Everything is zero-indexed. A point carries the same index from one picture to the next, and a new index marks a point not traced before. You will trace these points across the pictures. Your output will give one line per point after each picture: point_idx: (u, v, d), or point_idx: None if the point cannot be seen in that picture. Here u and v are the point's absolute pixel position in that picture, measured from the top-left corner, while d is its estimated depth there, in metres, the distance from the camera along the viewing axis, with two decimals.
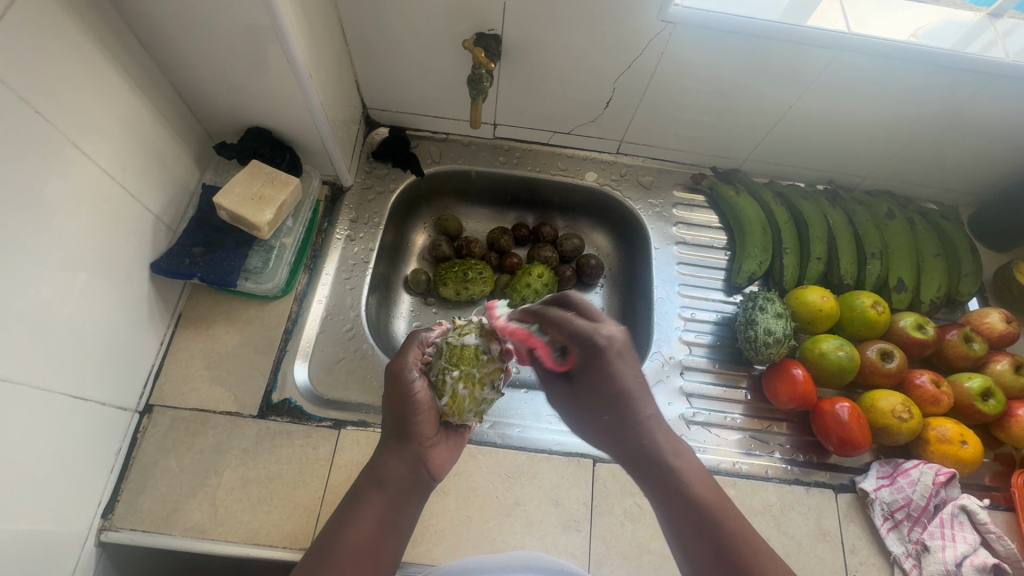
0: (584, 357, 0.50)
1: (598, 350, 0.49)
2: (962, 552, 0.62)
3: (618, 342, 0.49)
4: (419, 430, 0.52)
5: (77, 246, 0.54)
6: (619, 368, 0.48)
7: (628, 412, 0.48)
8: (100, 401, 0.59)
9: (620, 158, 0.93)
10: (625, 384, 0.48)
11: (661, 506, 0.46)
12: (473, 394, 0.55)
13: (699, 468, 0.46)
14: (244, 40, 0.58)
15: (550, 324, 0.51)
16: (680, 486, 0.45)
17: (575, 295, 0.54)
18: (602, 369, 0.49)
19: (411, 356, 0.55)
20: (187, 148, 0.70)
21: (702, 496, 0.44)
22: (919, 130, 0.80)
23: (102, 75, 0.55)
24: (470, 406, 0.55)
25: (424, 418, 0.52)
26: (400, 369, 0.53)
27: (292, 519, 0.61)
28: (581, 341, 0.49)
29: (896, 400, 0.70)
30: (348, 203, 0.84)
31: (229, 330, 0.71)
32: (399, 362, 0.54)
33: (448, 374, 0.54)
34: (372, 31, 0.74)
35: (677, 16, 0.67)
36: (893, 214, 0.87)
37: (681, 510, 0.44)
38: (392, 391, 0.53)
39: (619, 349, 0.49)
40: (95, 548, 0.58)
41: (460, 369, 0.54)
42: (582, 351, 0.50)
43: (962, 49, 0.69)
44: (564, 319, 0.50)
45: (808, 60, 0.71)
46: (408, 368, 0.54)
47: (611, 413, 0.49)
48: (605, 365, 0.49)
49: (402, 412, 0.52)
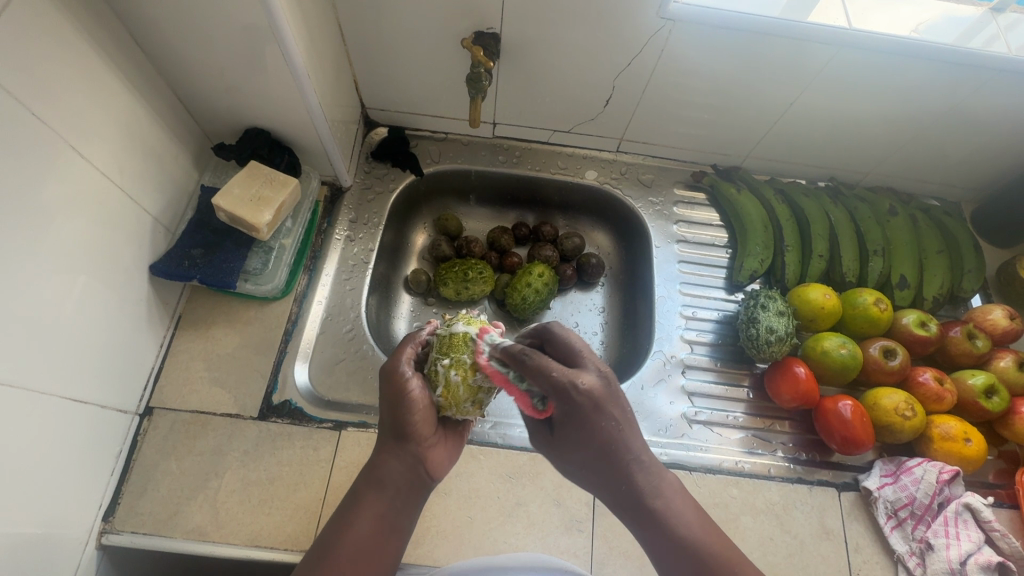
0: (562, 410, 0.46)
1: (576, 404, 0.45)
2: (967, 551, 0.62)
3: (596, 392, 0.46)
4: (417, 431, 0.52)
5: (76, 248, 0.53)
6: (603, 420, 0.45)
7: (616, 462, 0.45)
8: (99, 404, 0.59)
9: (620, 156, 0.93)
10: (610, 436, 0.45)
11: (651, 548, 0.45)
12: (468, 382, 0.53)
13: (690, 505, 0.46)
14: (242, 40, 0.58)
15: (528, 373, 0.47)
16: (670, 528, 0.44)
17: (560, 331, 0.51)
18: (583, 422, 0.46)
19: (405, 356, 0.55)
20: (185, 149, 0.70)
21: (694, 536, 0.44)
22: (921, 126, 0.80)
23: (99, 77, 0.54)
24: (466, 395, 0.53)
25: (420, 418, 0.52)
26: (394, 369, 0.53)
27: (293, 521, 0.61)
28: (559, 394, 0.45)
29: (899, 398, 0.69)
30: (347, 204, 0.84)
31: (229, 332, 0.71)
32: (394, 363, 0.54)
33: (440, 362, 0.52)
34: (370, 31, 0.73)
35: (676, 13, 0.66)
36: (895, 211, 0.87)
37: (671, 553, 0.44)
38: (387, 392, 0.53)
39: (599, 401, 0.45)
40: (96, 551, 0.58)
41: (451, 356, 0.53)
42: (560, 402, 0.46)
43: (964, 44, 0.68)
44: (543, 367, 0.46)
45: (809, 56, 0.70)
46: (402, 368, 0.53)
47: (595, 465, 0.46)
48: (585, 418, 0.45)
49: (398, 414, 0.52)
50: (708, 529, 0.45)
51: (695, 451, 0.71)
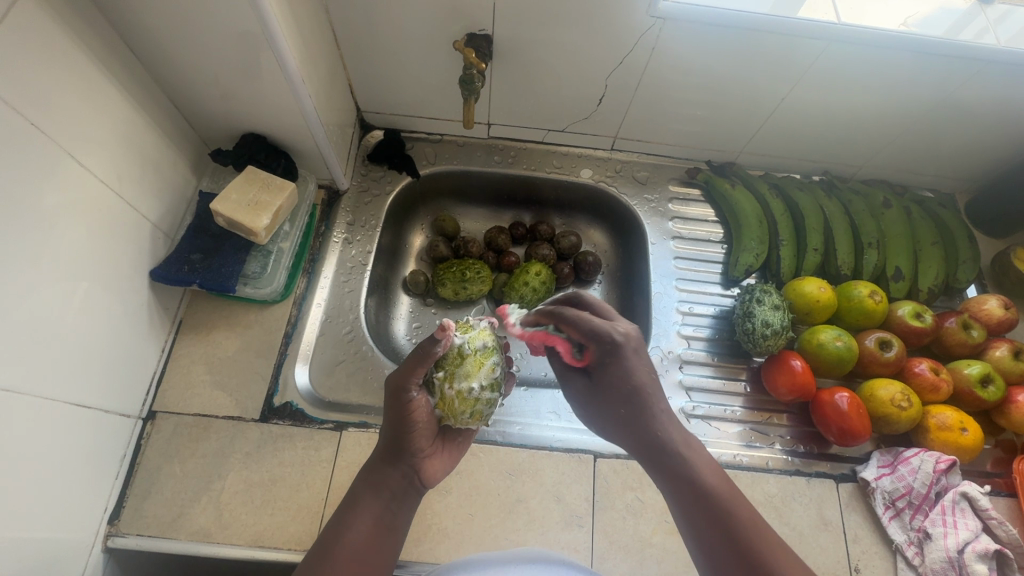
0: (602, 354, 0.51)
1: (614, 345, 0.50)
2: (964, 539, 0.62)
3: (631, 338, 0.51)
4: (414, 444, 0.52)
5: (76, 256, 0.54)
6: (634, 363, 0.50)
7: (643, 412, 0.49)
8: (102, 408, 0.59)
9: (614, 154, 0.94)
10: (641, 379, 0.50)
11: (675, 499, 0.47)
12: (464, 396, 0.54)
13: (709, 460, 0.48)
14: (235, 47, 0.58)
15: (567, 324, 0.52)
16: (691, 478, 0.46)
17: (586, 296, 0.56)
18: (618, 365, 0.50)
19: (414, 374, 0.51)
20: (182, 155, 0.71)
21: (712, 485, 0.46)
22: (913, 118, 0.80)
23: (96, 86, 0.55)
24: (461, 408, 0.54)
25: (420, 435, 0.52)
26: (400, 387, 0.51)
27: (296, 521, 0.61)
28: (599, 336, 0.50)
29: (896, 389, 0.70)
30: (344, 207, 0.84)
31: (230, 335, 0.71)
32: (399, 379, 0.51)
33: (435, 373, 0.54)
34: (363, 34, 0.74)
35: (666, 11, 0.67)
36: (889, 203, 0.87)
37: (690, 501, 0.46)
38: (389, 407, 0.52)
39: (635, 346, 0.51)
40: (102, 555, 0.59)
41: (446, 368, 0.55)
42: (599, 347, 0.51)
43: (953, 36, 0.69)
44: (582, 317, 0.51)
45: (800, 51, 0.71)
46: (407, 387, 0.51)
47: (626, 414, 0.50)
48: (623, 361, 0.50)
49: (398, 429, 0.52)
50: (726, 484, 0.46)
51: None
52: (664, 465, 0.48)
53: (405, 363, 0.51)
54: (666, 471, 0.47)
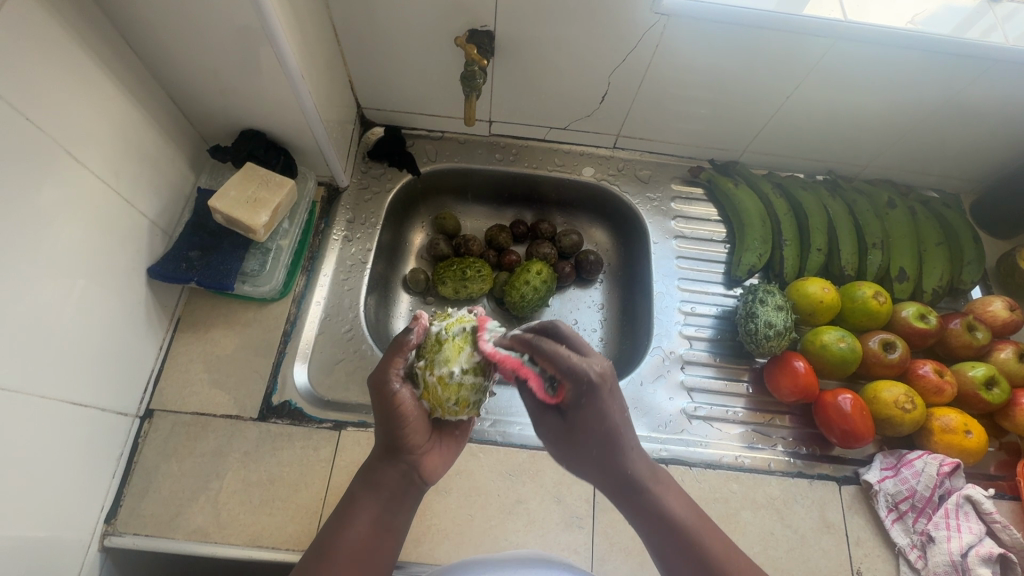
0: (577, 393, 0.47)
1: (590, 386, 0.46)
2: (968, 543, 0.61)
3: (607, 376, 0.47)
4: (407, 439, 0.51)
5: (73, 253, 0.53)
6: (609, 404, 0.47)
7: (615, 451, 0.47)
8: (99, 407, 0.59)
9: (617, 152, 0.93)
10: (615, 421, 0.47)
11: (645, 532, 0.47)
12: (446, 382, 0.50)
13: (677, 491, 0.49)
14: (235, 42, 0.58)
15: (543, 358, 0.47)
16: (661, 511, 0.46)
17: (563, 327, 0.51)
18: (594, 404, 0.47)
19: (395, 365, 0.51)
20: (181, 152, 0.70)
21: (682, 516, 0.46)
22: (919, 117, 0.79)
23: (93, 80, 0.54)
24: (445, 395, 0.50)
25: (413, 429, 0.51)
26: (381, 379, 0.50)
27: (294, 521, 0.61)
28: (576, 374, 0.46)
29: (899, 390, 0.69)
30: (344, 204, 0.84)
31: (228, 333, 0.71)
32: (380, 374, 0.50)
33: (416, 364, 0.52)
34: (364, 30, 0.73)
35: (671, 7, 0.66)
36: (894, 203, 0.86)
37: (661, 534, 0.46)
38: (376, 404, 0.51)
39: (610, 386, 0.47)
40: (99, 554, 0.58)
41: (427, 357, 0.52)
42: (575, 385, 0.47)
43: (961, 35, 0.68)
44: (558, 351, 0.46)
45: (805, 49, 0.70)
46: (389, 379, 0.50)
47: (598, 455, 0.48)
48: (598, 402, 0.47)
49: (389, 425, 0.50)
50: (695, 515, 0.47)
51: (695, 446, 0.71)
52: (636, 500, 0.47)
53: (386, 356, 0.51)
54: (637, 505, 0.47)
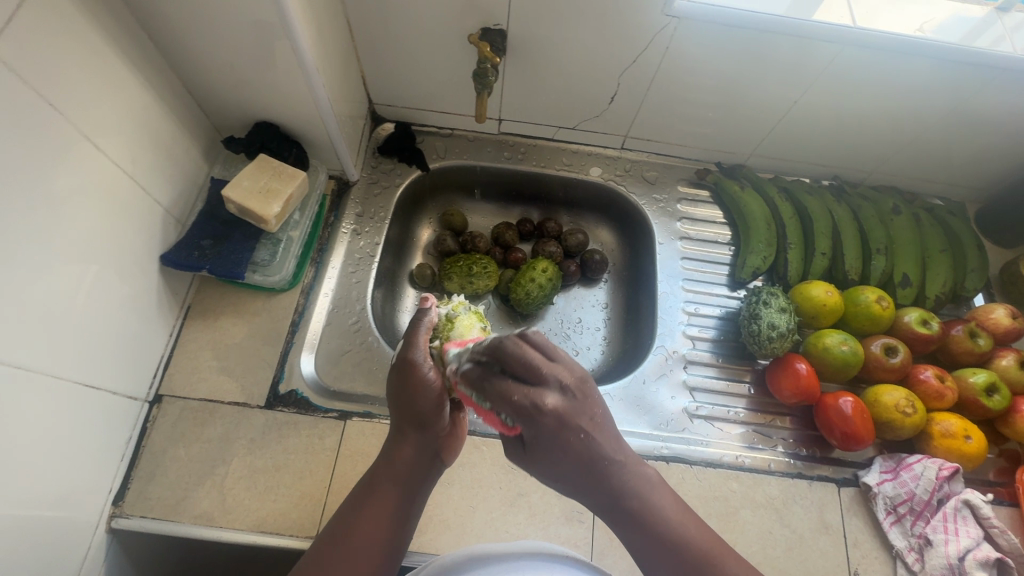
0: (534, 434, 0.42)
1: (549, 426, 0.41)
2: (965, 546, 0.62)
3: (563, 409, 0.42)
4: (435, 419, 0.52)
5: (88, 238, 0.54)
6: (571, 437, 0.42)
7: (591, 474, 0.43)
8: (110, 390, 0.60)
9: (624, 153, 0.94)
10: (581, 448, 0.43)
11: (631, 540, 0.46)
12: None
13: (666, 494, 0.47)
14: (252, 35, 0.59)
15: (491, 399, 0.42)
16: (651, 520, 0.45)
17: (513, 348, 0.42)
18: (551, 441, 0.42)
19: (422, 344, 0.54)
20: (196, 142, 0.71)
21: (671, 521, 0.45)
22: (926, 124, 0.80)
23: (112, 68, 0.56)
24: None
25: (439, 408, 0.52)
26: (411, 358, 0.52)
27: (298, 507, 0.62)
28: (525, 418, 0.41)
29: (900, 394, 0.70)
30: (354, 198, 0.85)
31: (237, 322, 0.72)
32: (407, 352, 0.53)
33: (432, 344, 0.56)
34: (378, 26, 0.74)
35: (681, 10, 0.67)
36: (899, 210, 0.87)
37: (649, 541, 0.45)
38: (401, 382, 0.52)
39: (567, 417, 0.42)
40: (106, 535, 0.59)
41: (440, 337, 0.57)
42: (529, 426, 0.42)
43: (969, 43, 0.68)
44: (506, 393, 0.41)
45: (814, 55, 0.71)
46: (418, 357, 0.52)
47: (569, 479, 0.44)
48: (559, 440, 0.42)
49: (417, 404, 0.51)
50: (685, 515, 0.46)
51: (696, 445, 0.72)
52: (622, 514, 0.45)
53: (409, 337, 0.54)
54: (623, 519, 0.45)
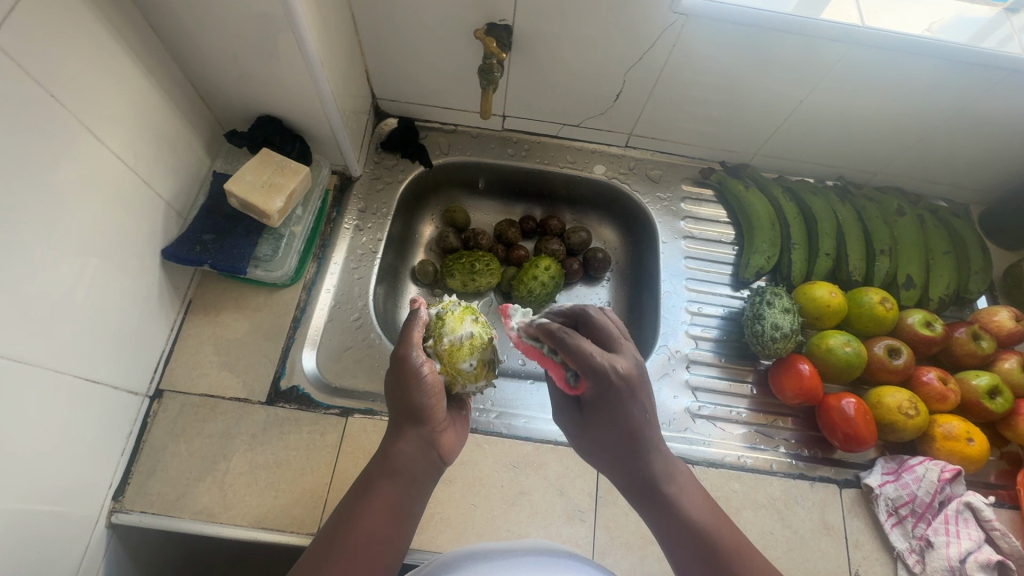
0: (598, 391, 0.45)
1: (616, 384, 0.45)
2: (967, 549, 0.62)
3: (632, 375, 0.46)
4: (429, 411, 0.52)
5: (89, 231, 0.54)
6: (630, 405, 0.46)
7: (636, 449, 0.47)
8: (110, 384, 0.59)
9: (628, 151, 0.93)
10: (636, 420, 0.46)
11: (658, 527, 0.47)
12: (458, 346, 0.56)
13: (696, 493, 0.48)
14: (256, 28, 0.58)
15: (566, 351, 0.45)
16: (676, 509, 0.46)
17: (596, 317, 0.50)
18: (612, 404, 0.46)
19: (414, 340, 0.55)
20: (198, 135, 0.71)
21: (701, 517, 0.46)
22: (931, 125, 0.79)
23: (114, 60, 0.55)
24: (463, 355, 0.56)
25: (436, 401, 0.53)
26: (404, 353, 0.53)
27: (299, 504, 0.61)
28: (596, 374, 0.45)
29: (903, 396, 0.69)
30: (356, 193, 0.84)
31: (238, 317, 0.71)
32: (401, 349, 0.54)
33: (426, 344, 0.57)
34: (382, 20, 0.74)
35: (689, 7, 0.66)
36: (903, 211, 0.87)
37: (676, 529, 0.46)
38: (397, 377, 0.53)
39: (633, 385, 0.46)
40: (106, 530, 0.59)
41: (433, 335, 0.58)
42: (597, 383, 0.45)
43: (977, 44, 0.68)
44: (581, 348, 0.45)
45: (820, 54, 0.70)
46: (412, 351, 0.53)
47: (617, 450, 0.47)
48: (622, 401, 0.45)
49: (411, 397, 0.52)
50: (710, 513, 0.47)
51: (697, 445, 0.72)
52: (650, 498, 0.47)
53: (403, 334, 0.55)
54: (652, 502, 0.47)
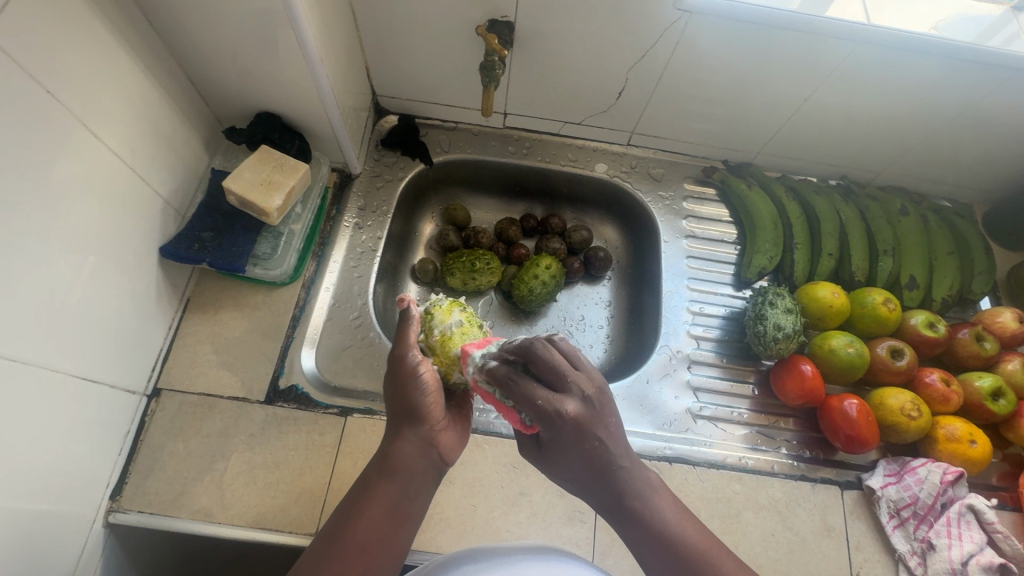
0: (550, 435, 0.44)
1: (565, 430, 0.43)
2: (969, 551, 0.62)
3: (581, 415, 0.43)
4: (426, 410, 0.51)
5: (86, 229, 0.53)
6: (585, 444, 0.44)
7: (598, 477, 0.45)
8: (108, 383, 0.59)
9: (630, 149, 0.93)
10: (595, 455, 0.44)
11: (630, 537, 0.46)
12: (449, 334, 0.56)
13: (667, 497, 0.47)
14: (255, 24, 0.57)
15: (516, 400, 0.44)
16: (649, 522, 0.45)
17: (542, 352, 0.44)
18: (569, 444, 0.44)
19: (410, 340, 0.55)
20: (196, 132, 0.70)
21: (669, 522, 0.46)
22: (935, 124, 0.79)
23: (111, 56, 0.54)
24: (455, 342, 0.56)
25: (432, 399, 0.52)
26: (401, 352, 0.54)
27: (298, 504, 0.61)
28: (545, 421, 0.43)
29: (905, 398, 0.69)
30: (356, 191, 0.83)
31: (237, 315, 0.71)
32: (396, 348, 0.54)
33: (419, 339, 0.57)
34: (383, 16, 0.73)
35: (693, 4, 0.66)
36: (907, 210, 0.86)
37: (647, 539, 0.45)
38: (394, 376, 0.53)
39: (584, 424, 0.43)
40: (103, 530, 0.58)
41: (425, 330, 0.58)
42: (548, 429, 0.43)
43: (982, 43, 0.67)
44: (529, 396, 0.43)
45: (824, 53, 0.70)
46: (408, 351, 0.54)
47: (580, 482, 0.46)
48: (576, 442, 0.44)
49: (409, 395, 0.52)
50: (683, 517, 0.47)
51: (699, 446, 0.71)
52: (623, 516, 0.46)
53: (399, 333, 0.55)
54: (624, 522, 0.46)
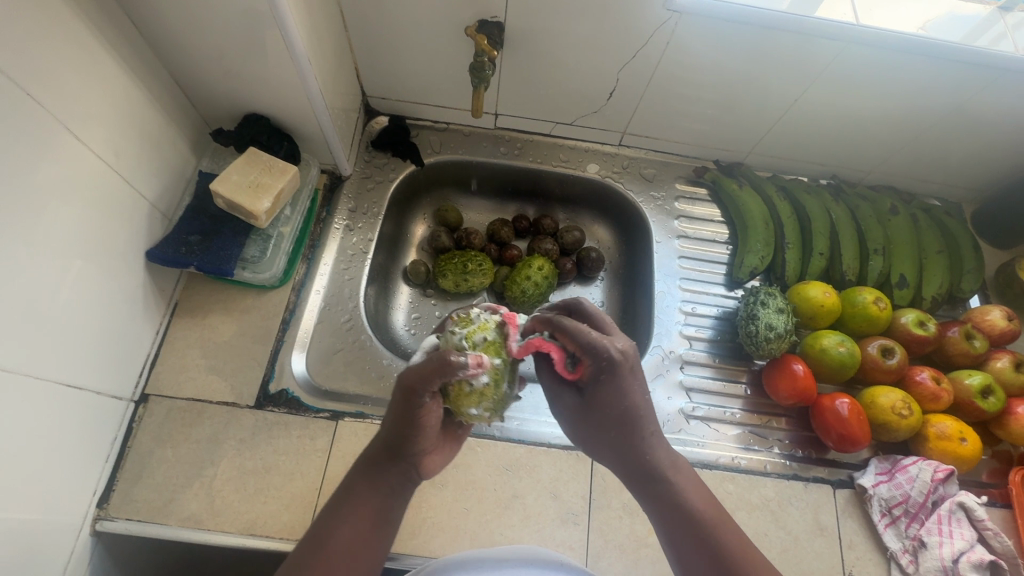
0: (594, 372, 0.47)
1: (611, 365, 0.46)
2: (959, 549, 0.62)
3: (628, 355, 0.47)
4: (419, 444, 0.49)
5: (70, 234, 0.53)
6: (627, 385, 0.46)
7: (634, 435, 0.47)
8: (95, 390, 0.58)
9: (622, 150, 0.93)
10: (634, 401, 0.47)
11: (658, 518, 0.47)
12: (467, 391, 0.48)
13: (695, 481, 0.49)
14: (242, 25, 0.57)
15: (561, 334, 0.46)
16: (676, 498, 0.47)
17: (586, 305, 0.50)
18: (611, 385, 0.46)
19: (431, 383, 0.45)
20: (183, 134, 0.69)
21: (699, 508, 0.47)
22: (924, 124, 0.79)
23: (95, 58, 0.53)
24: (468, 403, 0.48)
25: (428, 436, 0.49)
26: (413, 393, 0.45)
27: (289, 510, 0.60)
28: (592, 353, 0.46)
29: (896, 396, 0.69)
30: (346, 193, 0.83)
31: (227, 319, 0.70)
32: (414, 385, 0.45)
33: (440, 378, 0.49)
34: (372, 17, 0.72)
35: (684, 4, 0.65)
36: (896, 210, 0.87)
37: (676, 521, 0.46)
38: (398, 408, 0.47)
39: (630, 364, 0.46)
40: (90, 538, 0.57)
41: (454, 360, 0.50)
42: (594, 366, 0.46)
43: (970, 42, 0.68)
44: (577, 328, 0.46)
45: (815, 53, 0.70)
46: (422, 394, 0.46)
47: (615, 437, 0.48)
48: (619, 383, 0.46)
49: (405, 430, 0.48)
50: (708, 501, 0.48)
51: (692, 446, 0.71)
52: (651, 486, 0.47)
53: (423, 368, 0.45)
54: (654, 493, 0.47)
